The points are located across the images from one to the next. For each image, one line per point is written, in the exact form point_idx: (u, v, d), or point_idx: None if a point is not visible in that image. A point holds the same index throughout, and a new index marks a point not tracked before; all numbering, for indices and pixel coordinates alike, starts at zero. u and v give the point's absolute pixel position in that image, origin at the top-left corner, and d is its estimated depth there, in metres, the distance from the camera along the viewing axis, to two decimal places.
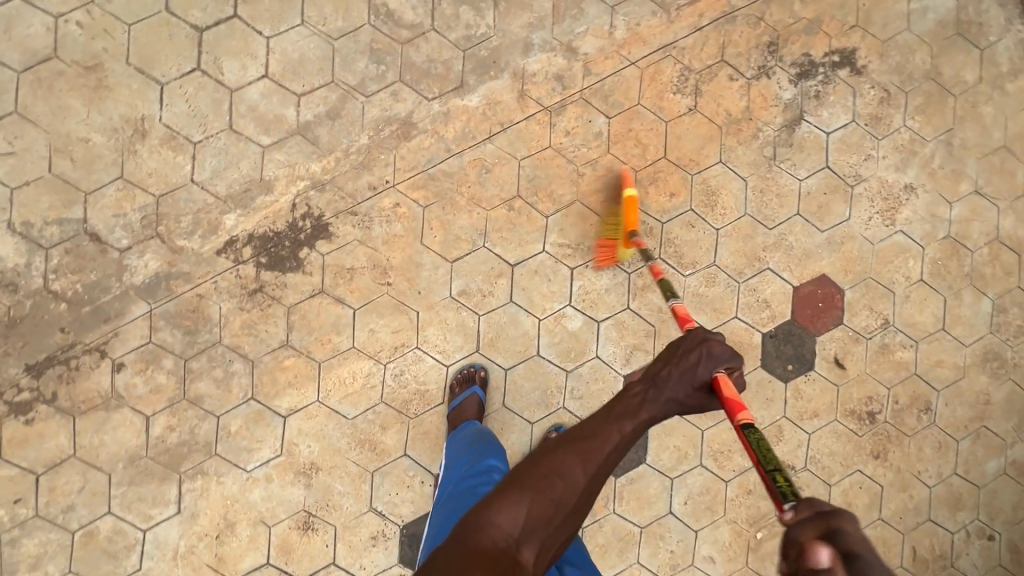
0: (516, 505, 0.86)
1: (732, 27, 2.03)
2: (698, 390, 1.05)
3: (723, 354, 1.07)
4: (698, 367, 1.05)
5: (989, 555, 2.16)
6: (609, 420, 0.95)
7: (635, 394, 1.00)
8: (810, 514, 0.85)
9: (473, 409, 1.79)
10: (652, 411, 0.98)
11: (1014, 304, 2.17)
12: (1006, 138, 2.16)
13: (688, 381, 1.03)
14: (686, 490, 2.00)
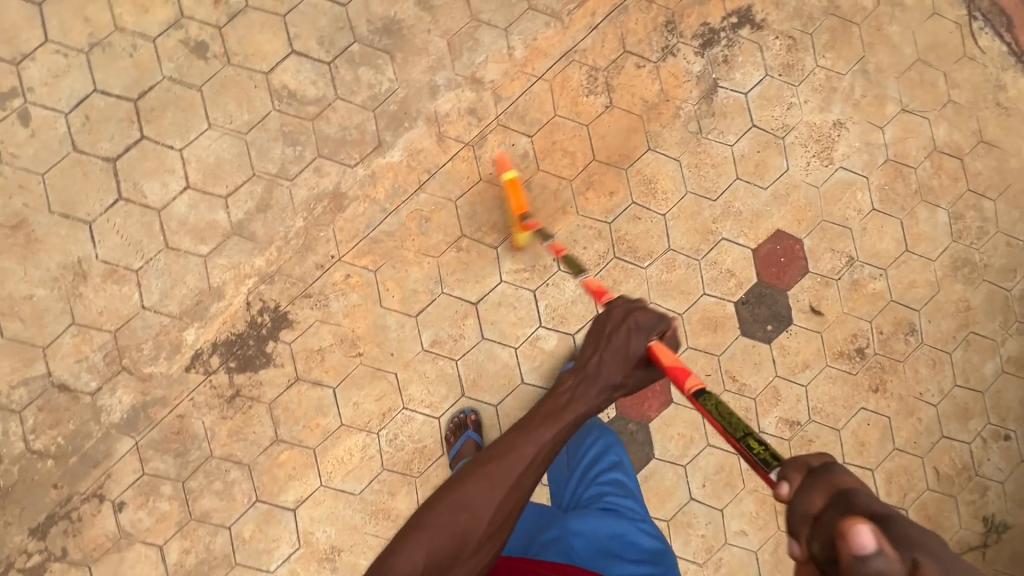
0: (415, 548, 0.87)
1: (627, 17, 2.04)
2: (636, 369, 1.08)
3: (651, 323, 1.09)
4: (629, 344, 1.07)
5: (1009, 455, 2.18)
6: (533, 427, 0.97)
7: (563, 393, 1.04)
8: (805, 479, 0.76)
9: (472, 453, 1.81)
10: (577, 407, 1.01)
11: (969, 208, 2.19)
12: (917, 51, 2.18)
13: (621, 360, 1.06)
14: (701, 473, 2.02)
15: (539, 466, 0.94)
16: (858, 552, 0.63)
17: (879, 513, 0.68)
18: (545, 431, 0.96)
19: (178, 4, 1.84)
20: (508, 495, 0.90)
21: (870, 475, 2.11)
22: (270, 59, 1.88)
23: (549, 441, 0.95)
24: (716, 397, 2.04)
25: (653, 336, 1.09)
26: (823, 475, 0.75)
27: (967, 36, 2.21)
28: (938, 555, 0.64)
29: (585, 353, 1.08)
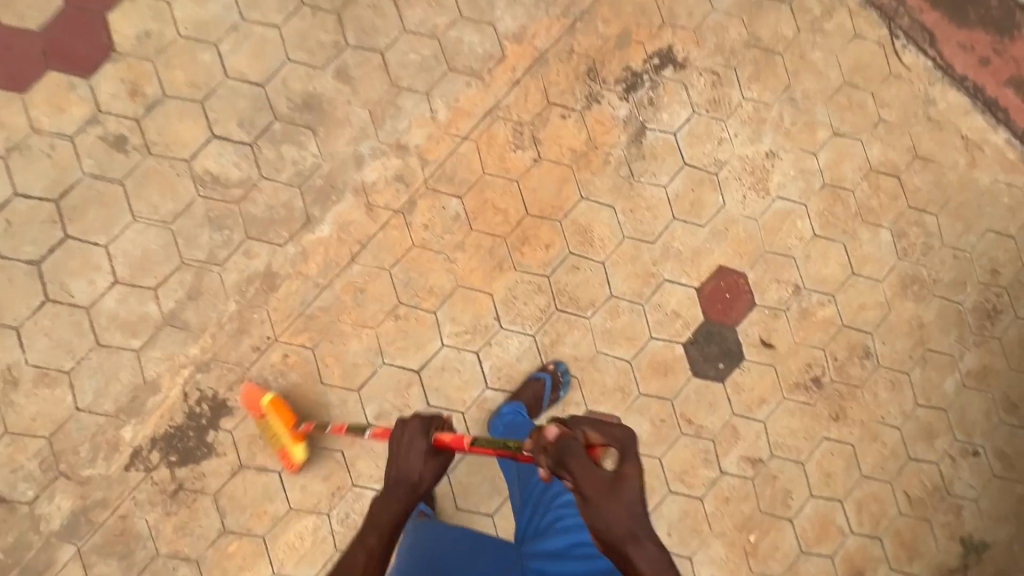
0: None
1: (547, 69, 2.04)
2: (431, 459, 1.16)
3: (421, 425, 1.16)
4: (410, 448, 1.15)
5: (980, 471, 2.14)
6: (353, 544, 1.10)
7: (370, 510, 1.13)
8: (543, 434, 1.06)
9: None
10: (384, 516, 1.11)
11: (911, 225, 2.18)
12: (843, 74, 2.19)
13: (416, 460, 1.14)
14: (665, 521, 1.97)
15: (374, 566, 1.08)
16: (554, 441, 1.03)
17: (564, 430, 1.05)
18: (369, 538, 1.10)
19: (94, 101, 1.85)
20: None
21: (840, 506, 2.07)
22: (191, 146, 1.87)
23: (376, 544, 1.10)
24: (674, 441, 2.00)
25: (429, 427, 1.17)
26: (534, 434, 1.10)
27: (891, 55, 2.22)
28: (606, 431, 1.05)
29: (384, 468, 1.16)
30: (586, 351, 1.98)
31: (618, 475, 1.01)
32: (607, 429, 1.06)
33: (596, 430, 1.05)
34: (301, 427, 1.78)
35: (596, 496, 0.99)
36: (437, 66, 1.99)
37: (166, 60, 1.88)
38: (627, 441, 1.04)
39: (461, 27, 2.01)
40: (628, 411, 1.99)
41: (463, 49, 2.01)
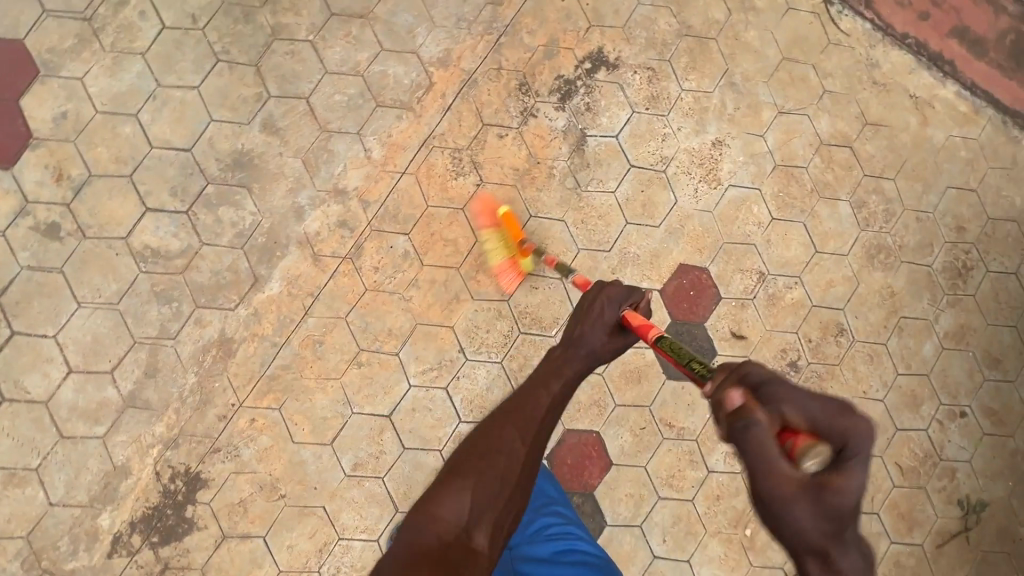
0: (461, 493, 0.92)
1: (478, 90, 2.00)
2: (614, 336, 1.12)
3: (621, 294, 1.15)
4: (604, 313, 1.12)
5: (970, 431, 2.12)
6: (538, 385, 1.04)
7: (557, 355, 1.09)
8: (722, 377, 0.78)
9: None
10: (574, 367, 1.06)
11: (869, 193, 2.14)
12: (781, 50, 2.14)
13: (600, 329, 1.11)
14: (659, 529, 1.96)
15: (548, 417, 1.01)
16: (729, 409, 0.72)
17: (755, 386, 0.72)
18: (550, 387, 1.04)
19: (21, 191, 1.82)
20: (532, 442, 0.97)
21: None
22: (126, 222, 1.84)
23: (558, 394, 1.04)
24: (657, 447, 1.98)
25: (623, 298, 1.15)
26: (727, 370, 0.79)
27: (828, 23, 2.17)
28: (819, 412, 0.69)
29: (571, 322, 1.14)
30: None
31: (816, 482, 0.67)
32: (838, 410, 0.69)
33: (807, 414, 0.69)
34: (524, 244, 1.88)
35: (780, 500, 0.67)
36: (364, 103, 1.95)
37: (87, 139, 1.85)
38: (855, 437, 0.67)
39: (383, 60, 1.97)
40: (606, 424, 1.97)
41: (389, 82, 1.97)
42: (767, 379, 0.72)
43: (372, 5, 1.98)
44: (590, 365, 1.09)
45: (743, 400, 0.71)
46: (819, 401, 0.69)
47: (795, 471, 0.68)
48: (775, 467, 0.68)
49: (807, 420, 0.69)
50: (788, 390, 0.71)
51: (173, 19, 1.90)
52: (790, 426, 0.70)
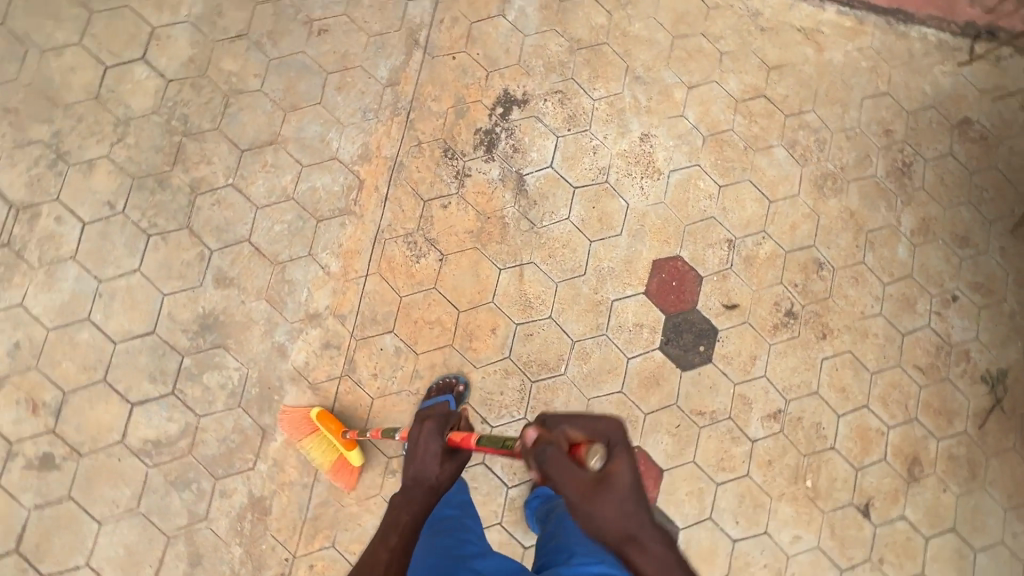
0: None
1: (407, 170, 2.02)
2: (445, 462, 1.18)
3: (437, 426, 1.21)
4: (428, 448, 1.18)
5: (967, 311, 2.21)
6: (376, 545, 1.07)
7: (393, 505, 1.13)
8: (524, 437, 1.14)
9: None
10: (410, 513, 1.11)
11: (796, 131, 2.23)
12: (669, 31, 2.21)
13: (431, 463, 1.17)
14: (728, 513, 1.99)
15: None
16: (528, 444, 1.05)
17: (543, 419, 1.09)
18: (389, 541, 1.07)
19: (3, 435, 1.77)
20: None
21: (868, 411, 2.11)
22: (117, 424, 1.80)
23: (399, 543, 1.07)
24: (698, 438, 2.01)
25: (437, 419, 1.26)
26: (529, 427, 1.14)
27: None
28: (584, 426, 1.03)
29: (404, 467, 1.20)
30: (579, 404, 1.97)
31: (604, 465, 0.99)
32: (596, 423, 1.02)
33: (579, 425, 1.03)
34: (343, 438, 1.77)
35: (583, 497, 0.97)
36: (305, 224, 1.95)
37: (49, 359, 1.80)
38: (610, 433, 1.01)
39: (308, 177, 1.97)
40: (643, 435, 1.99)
41: (321, 195, 1.97)
42: (547, 417, 1.07)
43: (278, 129, 1.98)
44: (429, 504, 1.15)
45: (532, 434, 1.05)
46: (580, 420, 1.04)
47: (588, 471, 0.98)
48: (572, 472, 0.98)
49: (580, 432, 1.02)
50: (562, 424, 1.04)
51: (90, 213, 1.88)
52: (573, 441, 1.03)
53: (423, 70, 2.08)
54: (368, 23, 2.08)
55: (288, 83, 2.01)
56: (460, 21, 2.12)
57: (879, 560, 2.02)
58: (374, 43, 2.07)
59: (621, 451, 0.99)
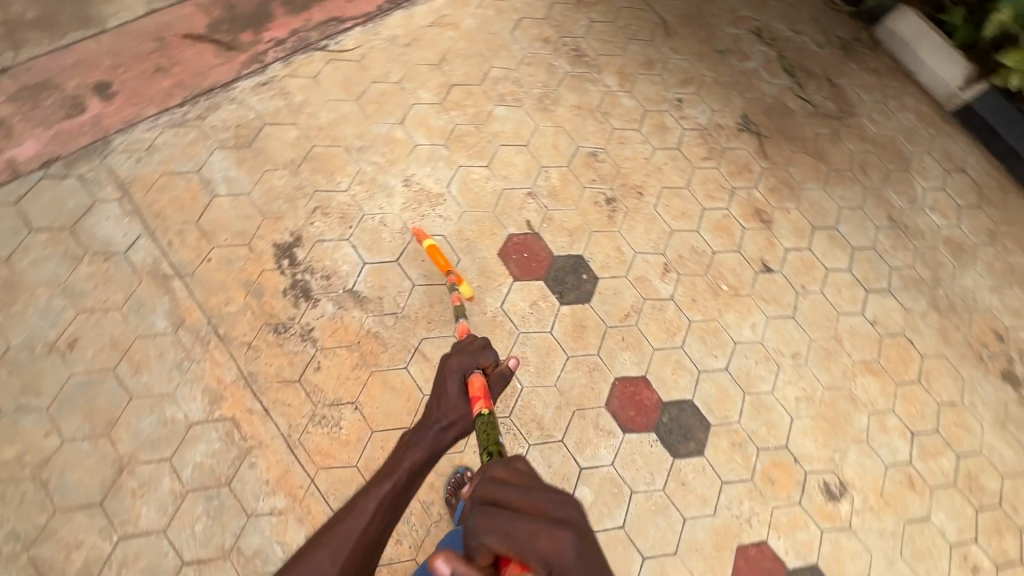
0: None
1: (261, 372, 1.93)
2: (462, 404, 1.35)
3: (469, 363, 1.38)
4: (450, 385, 1.35)
5: (693, 101, 2.74)
6: (382, 478, 1.18)
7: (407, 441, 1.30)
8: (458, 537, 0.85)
9: None
10: (417, 450, 1.25)
11: (495, 88, 2.54)
12: (348, 99, 2.37)
13: (450, 403, 1.34)
14: (706, 356, 2.25)
15: (383, 517, 1.13)
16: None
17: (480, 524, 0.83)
18: (387, 484, 1.17)
19: None
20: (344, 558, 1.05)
21: (708, 210, 2.52)
22: None
23: (389, 492, 1.16)
24: (643, 331, 2.24)
25: (472, 368, 1.38)
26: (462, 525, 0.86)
27: (343, 56, 2.44)
28: (524, 541, 0.80)
29: (431, 400, 1.36)
30: (553, 394, 2.08)
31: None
32: (548, 527, 0.81)
33: (520, 544, 0.80)
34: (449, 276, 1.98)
35: None
36: (220, 497, 1.77)
37: None
38: (559, 554, 0.78)
39: (183, 461, 1.79)
40: (612, 366, 2.16)
41: (209, 462, 1.80)
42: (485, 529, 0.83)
43: (116, 452, 1.77)
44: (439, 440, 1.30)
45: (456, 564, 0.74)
46: (528, 522, 0.81)
47: None
48: None
49: (522, 551, 0.79)
50: (503, 510, 0.84)
51: None
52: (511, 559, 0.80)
53: (195, 289, 1.99)
54: (109, 299, 1.93)
55: (86, 409, 1.80)
56: (187, 229, 2.06)
57: (803, 288, 2.45)
58: (131, 308, 1.93)
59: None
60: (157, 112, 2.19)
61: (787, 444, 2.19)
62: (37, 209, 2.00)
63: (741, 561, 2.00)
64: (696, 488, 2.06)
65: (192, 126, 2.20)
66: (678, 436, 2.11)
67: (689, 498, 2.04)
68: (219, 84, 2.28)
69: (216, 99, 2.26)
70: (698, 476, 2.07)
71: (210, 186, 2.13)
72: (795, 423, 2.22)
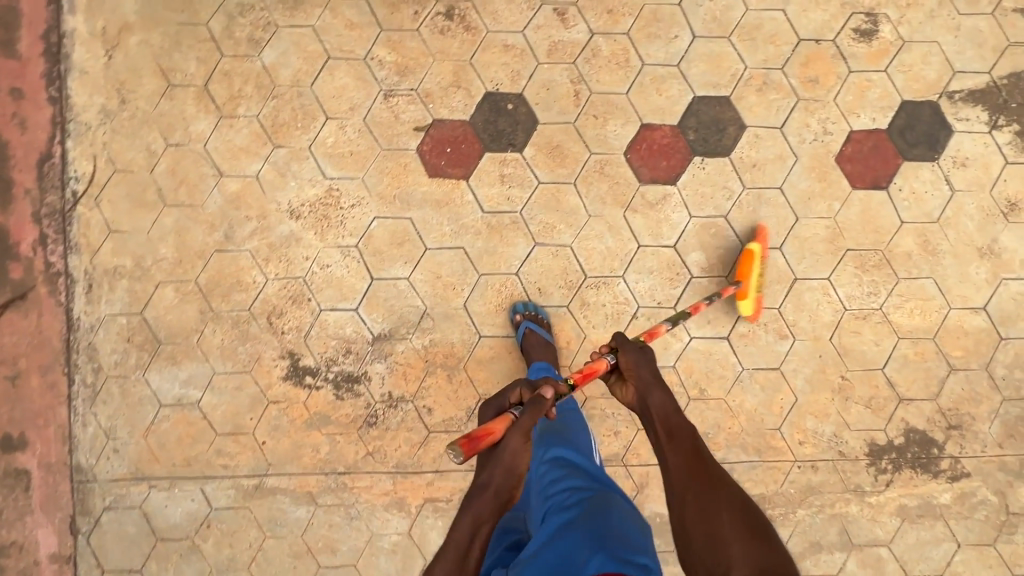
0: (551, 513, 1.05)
1: (401, 457, 1.89)
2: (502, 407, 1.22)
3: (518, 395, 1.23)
4: (496, 407, 1.22)
5: None
6: (511, 458, 1.08)
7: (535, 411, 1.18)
8: (632, 384, 1.34)
9: (537, 347, 1.79)
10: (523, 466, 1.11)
11: (237, 41, 1.91)
12: (158, 214, 1.90)
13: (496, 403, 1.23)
14: (669, 48, 1.93)
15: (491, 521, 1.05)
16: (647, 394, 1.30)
17: (649, 402, 1.29)
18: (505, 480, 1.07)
19: None
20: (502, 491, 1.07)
21: None
22: None
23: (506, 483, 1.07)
24: (602, 91, 1.92)
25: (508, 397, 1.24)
26: (640, 375, 1.34)
27: (99, 185, 1.90)
28: (667, 405, 1.27)
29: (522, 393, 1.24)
30: (596, 224, 1.91)
31: (714, 546, 0.99)
32: (693, 442, 1.21)
33: (664, 396, 1.29)
34: None
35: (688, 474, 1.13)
36: None
37: None
38: (655, 406, 1.28)
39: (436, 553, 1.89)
40: (612, 149, 1.92)
41: None
42: (652, 395, 1.29)
43: None
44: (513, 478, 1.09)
45: (653, 391, 1.30)
46: (643, 362, 1.35)
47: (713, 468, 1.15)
48: (682, 425, 1.25)
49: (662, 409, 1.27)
50: (659, 386, 1.31)
51: None
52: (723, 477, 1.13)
53: (287, 469, 1.89)
54: (252, 540, 1.88)
55: None
56: (219, 445, 1.89)
57: None
58: (272, 527, 1.88)
59: (656, 388, 1.30)
60: (67, 406, 1.88)
61: (799, 37, 1.94)
62: (118, 557, 1.87)
63: (847, 166, 1.93)
64: (766, 157, 1.93)
65: (104, 385, 1.88)
66: (714, 136, 1.93)
67: (766, 170, 1.93)
68: (66, 331, 1.88)
69: (83, 345, 1.89)
70: (759, 147, 1.93)
71: (184, 401, 1.89)
72: (790, 11, 1.94)
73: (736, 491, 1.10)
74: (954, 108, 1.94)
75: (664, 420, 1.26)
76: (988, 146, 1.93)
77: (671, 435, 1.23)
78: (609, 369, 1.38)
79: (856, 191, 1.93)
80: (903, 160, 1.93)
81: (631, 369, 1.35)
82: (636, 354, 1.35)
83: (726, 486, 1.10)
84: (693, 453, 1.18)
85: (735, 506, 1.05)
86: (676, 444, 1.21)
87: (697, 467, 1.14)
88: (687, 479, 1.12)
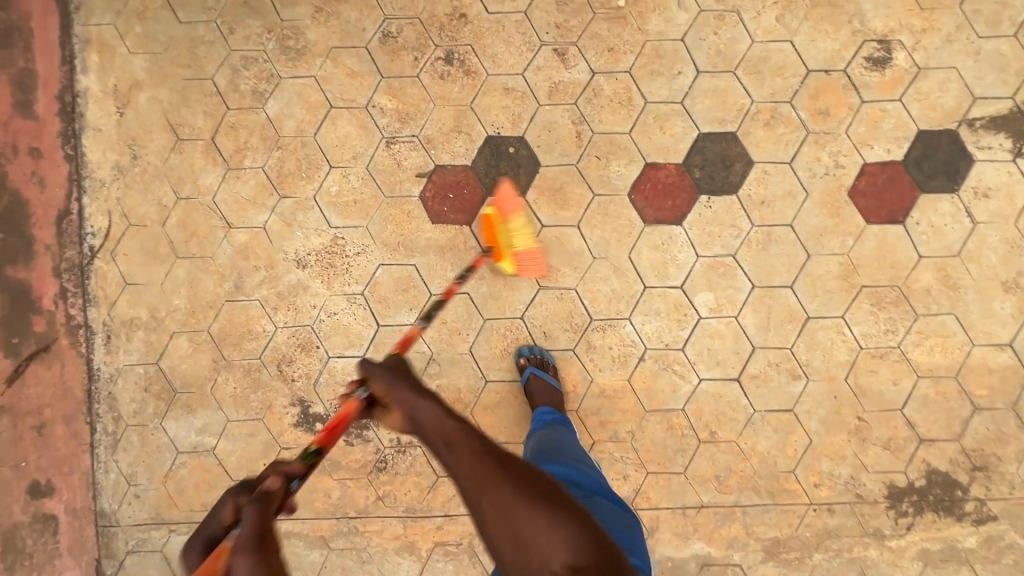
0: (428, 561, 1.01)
1: (410, 501, 1.91)
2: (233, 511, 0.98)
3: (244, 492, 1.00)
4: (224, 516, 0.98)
5: None
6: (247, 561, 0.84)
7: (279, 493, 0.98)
8: (393, 407, 1.15)
9: (540, 392, 1.79)
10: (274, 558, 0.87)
11: (241, 94, 1.94)
12: (170, 265, 1.95)
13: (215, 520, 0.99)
14: (672, 84, 1.89)
15: None
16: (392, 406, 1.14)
17: (417, 416, 1.11)
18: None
19: None
20: None
21: None
22: None
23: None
24: (604, 131, 1.90)
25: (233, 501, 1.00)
26: (389, 386, 1.16)
27: (114, 239, 1.96)
28: (422, 408, 1.10)
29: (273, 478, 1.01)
30: (600, 266, 1.89)
31: (521, 547, 0.93)
32: (452, 426, 1.07)
33: (424, 404, 1.11)
34: None
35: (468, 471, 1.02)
36: None
37: None
38: (427, 418, 1.10)
39: None
40: (616, 190, 1.89)
41: None
42: (403, 395, 1.13)
43: None
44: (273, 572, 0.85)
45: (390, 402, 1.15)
46: (402, 387, 1.15)
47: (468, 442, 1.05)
48: (446, 422, 1.08)
49: (431, 416, 1.10)
50: (407, 392, 1.13)
51: None
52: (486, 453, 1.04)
53: (300, 514, 1.93)
54: None
55: None
56: None
57: None
58: None
59: (420, 402, 1.12)
60: (91, 453, 1.95)
61: (807, 68, 1.88)
62: None
63: (861, 200, 1.87)
64: (775, 193, 1.88)
65: (124, 433, 1.94)
66: (721, 173, 1.89)
67: (775, 207, 1.88)
68: (88, 382, 1.95)
69: (104, 395, 1.95)
70: (768, 183, 1.88)
71: (200, 448, 1.94)
72: (797, 42, 1.88)
73: (511, 461, 1.04)
74: (974, 137, 1.86)
75: (436, 431, 1.08)
76: (1011, 175, 1.85)
77: (449, 443, 1.06)
78: (363, 407, 1.20)
79: (871, 226, 1.87)
80: (920, 193, 1.86)
81: (388, 393, 1.16)
82: (384, 377, 1.16)
83: (498, 460, 1.03)
84: (461, 432, 1.07)
85: (524, 490, 0.98)
86: (455, 448, 1.05)
87: (476, 451, 1.04)
88: (471, 481, 1.01)
